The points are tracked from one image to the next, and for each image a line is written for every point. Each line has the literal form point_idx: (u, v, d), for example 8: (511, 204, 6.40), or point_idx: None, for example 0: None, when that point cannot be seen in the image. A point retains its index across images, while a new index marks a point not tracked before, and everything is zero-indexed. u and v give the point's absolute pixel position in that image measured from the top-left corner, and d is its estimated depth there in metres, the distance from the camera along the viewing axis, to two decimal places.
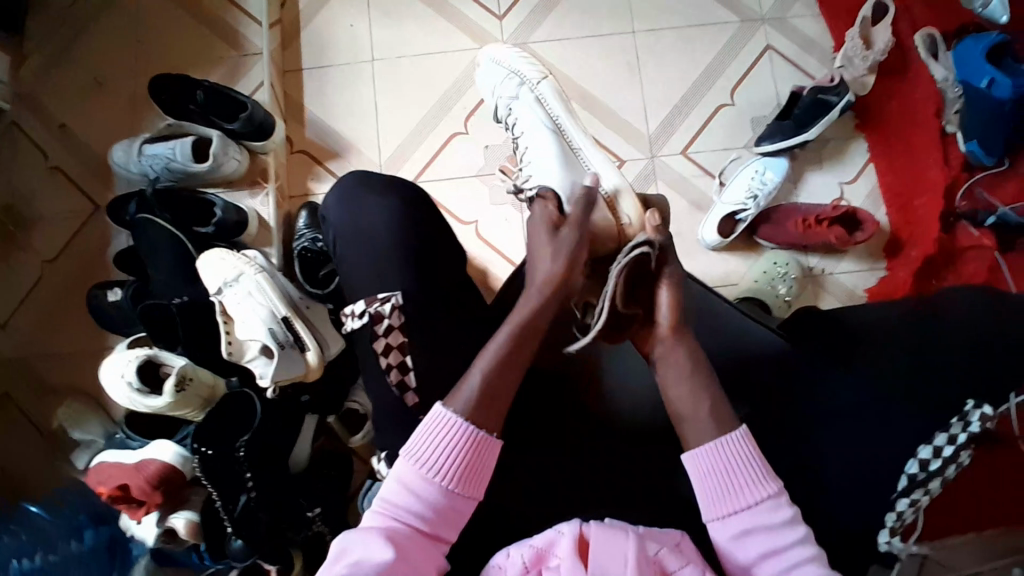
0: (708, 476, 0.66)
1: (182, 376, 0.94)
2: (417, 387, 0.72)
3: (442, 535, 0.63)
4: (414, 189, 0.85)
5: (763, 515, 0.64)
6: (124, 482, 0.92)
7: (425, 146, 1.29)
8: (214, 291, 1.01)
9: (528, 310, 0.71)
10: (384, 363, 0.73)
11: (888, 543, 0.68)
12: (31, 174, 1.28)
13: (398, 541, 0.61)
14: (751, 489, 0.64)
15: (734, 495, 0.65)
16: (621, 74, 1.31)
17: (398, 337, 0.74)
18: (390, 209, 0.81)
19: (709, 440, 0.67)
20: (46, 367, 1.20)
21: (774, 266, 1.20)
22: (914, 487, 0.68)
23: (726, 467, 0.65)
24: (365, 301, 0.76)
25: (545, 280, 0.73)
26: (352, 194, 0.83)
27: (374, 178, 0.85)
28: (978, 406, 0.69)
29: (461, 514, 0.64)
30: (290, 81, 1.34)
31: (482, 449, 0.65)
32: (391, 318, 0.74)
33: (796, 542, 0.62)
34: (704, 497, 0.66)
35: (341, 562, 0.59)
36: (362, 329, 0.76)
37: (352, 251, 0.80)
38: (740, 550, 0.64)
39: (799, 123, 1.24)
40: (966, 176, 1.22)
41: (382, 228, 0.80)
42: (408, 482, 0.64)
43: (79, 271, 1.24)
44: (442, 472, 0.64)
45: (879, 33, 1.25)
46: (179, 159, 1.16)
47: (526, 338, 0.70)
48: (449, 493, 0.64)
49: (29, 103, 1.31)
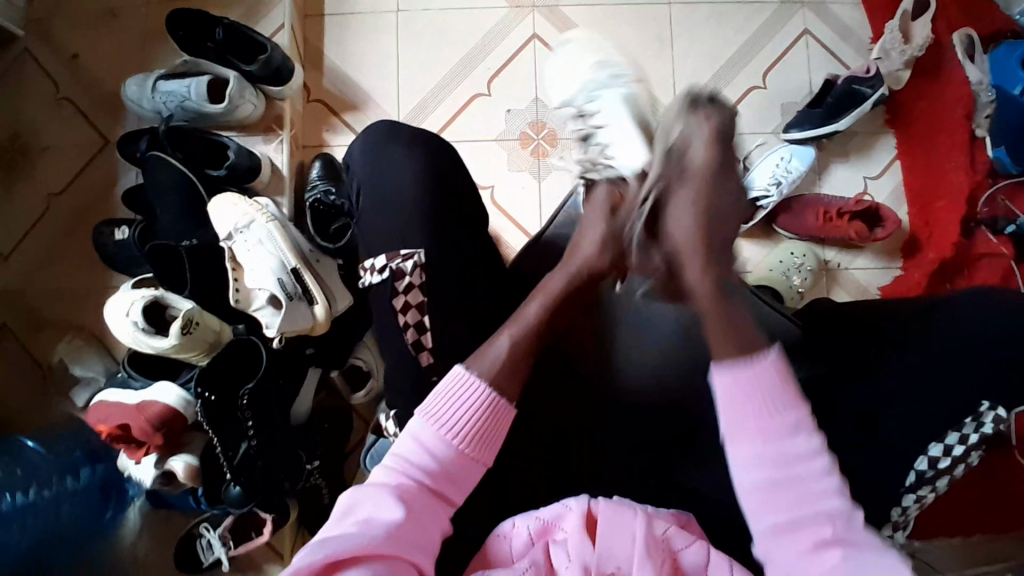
0: (738, 397, 0.64)
1: (189, 320, 0.93)
2: (433, 347, 0.72)
3: (450, 497, 0.63)
4: (442, 143, 0.82)
5: (788, 443, 0.62)
6: (126, 422, 0.93)
7: (446, 104, 1.26)
8: (224, 237, 0.99)
9: (559, 287, 0.72)
10: (401, 321, 0.72)
11: (891, 538, 0.73)
12: (41, 105, 1.24)
13: (409, 498, 0.61)
14: (781, 416, 0.63)
15: (764, 419, 0.63)
16: (652, 46, 1.28)
17: (418, 295, 0.72)
18: (417, 164, 0.79)
19: (733, 360, 0.64)
20: (48, 303, 1.19)
21: (791, 255, 1.19)
22: (922, 483, 0.70)
23: (756, 391, 0.63)
24: (387, 256, 0.74)
25: (582, 261, 0.74)
26: (380, 142, 0.82)
27: (407, 131, 0.82)
28: (992, 409, 0.70)
29: (471, 478, 0.64)
30: (310, 26, 1.29)
31: (500, 416, 0.65)
32: (412, 275, 0.73)
33: (821, 475, 0.62)
34: (724, 412, 0.64)
35: (348, 517, 0.60)
36: (381, 285, 0.74)
37: (376, 203, 0.78)
38: (752, 472, 0.62)
39: (830, 112, 1.21)
40: (988, 183, 1.20)
41: (408, 185, 0.78)
42: (427, 445, 0.63)
43: (86, 205, 1.22)
44: (464, 439, 0.64)
45: (919, 28, 1.21)
46: (194, 98, 1.12)
47: (534, 310, 0.70)
48: (465, 460, 0.64)
49: (42, 28, 1.26)
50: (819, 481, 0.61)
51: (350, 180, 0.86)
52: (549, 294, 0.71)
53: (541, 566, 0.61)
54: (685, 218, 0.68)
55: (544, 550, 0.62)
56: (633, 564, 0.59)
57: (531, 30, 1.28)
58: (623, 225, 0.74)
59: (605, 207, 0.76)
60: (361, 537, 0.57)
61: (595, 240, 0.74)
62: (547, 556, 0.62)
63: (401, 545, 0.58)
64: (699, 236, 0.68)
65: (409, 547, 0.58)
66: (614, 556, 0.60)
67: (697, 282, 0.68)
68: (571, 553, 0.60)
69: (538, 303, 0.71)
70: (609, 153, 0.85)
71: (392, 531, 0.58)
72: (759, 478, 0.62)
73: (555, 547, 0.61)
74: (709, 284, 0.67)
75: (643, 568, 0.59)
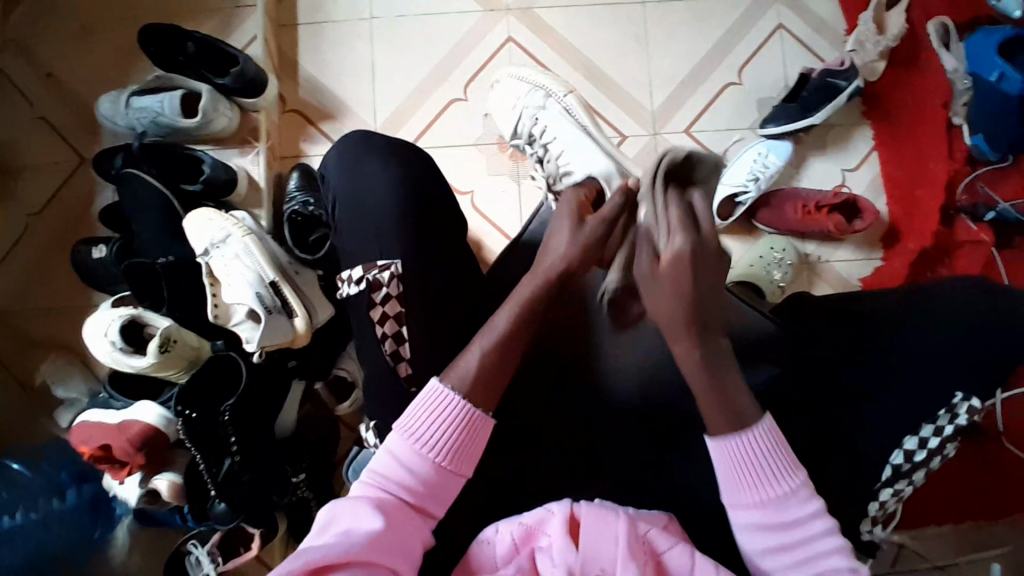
0: (731, 466, 0.64)
1: (167, 338, 0.93)
2: (411, 358, 0.72)
3: (430, 510, 0.64)
4: (423, 159, 0.82)
5: (783, 508, 0.63)
6: (106, 442, 0.92)
7: (424, 110, 1.26)
8: (201, 252, 0.98)
9: (530, 293, 0.69)
10: (378, 332, 0.72)
11: (870, 533, 0.71)
12: (15, 122, 1.24)
13: (387, 509, 0.61)
14: (774, 484, 0.63)
15: (761, 484, 0.63)
16: (627, 45, 1.28)
17: (396, 306, 0.73)
18: (396, 172, 0.78)
19: (733, 435, 0.64)
20: (31, 322, 1.18)
21: (770, 250, 1.19)
22: (899, 477, 0.70)
23: (750, 458, 0.63)
24: (364, 266, 0.75)
25: (551, 268, 0.70)
26: (353, 153, 0.81)
27: (378, 140, 0.82)
28: (966, 399, 0.72)
29: (450, 490, 0.65)
30: (285, 37, 1.28)
31: (475, 428, 0.65)
32: (389, 286, 0.73)
33: (822, 533, 0.62)
34: (722, 482, 0.65)
35: (326, 532, 0.59)
36: (359, 296, 0.74)
37: (354, 215, 0.77)
38: (752, 541, 0.63)
39: (805, 106, 1.22)
40: (967, 170, 1.20)
41: (388, 193, 0.77)
42: (407, 461, 0.63)
43: (65, 223, 1.21)
44: (440, 453, 0.64)
45: (893, 18, 1.22)
46: (167, 113, 1.11)
47: (504, 320, 0.68)
48: (441, 471, 0.64)
49: (15, 46, 1.25)
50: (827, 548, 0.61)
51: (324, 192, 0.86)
52: (517, 300, 0.69)
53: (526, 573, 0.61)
54: (666, 294, 0.63)
55: (530, 557, 0.62)
56: (617, 565, 0.59)
57: (505, 33, 1.28)
58: (593, 232, 0.71)
59: (571, 216, 0.72)
60: (341, 548, 0.57)
61: (567, 248, 0.71)
62: (531, 563, 0.62)
63: (381, 553, 0.58)
64: (683, 317, 0.63)
65: (388, 554, 0.59)
66: (597, 554, 0.60)
67: (682, 357, 0.65)
68: (555, 557, 0.60)
69: (509, 312, 0.68)
70: (571, 165, 0.95)
71: (371, 539, 0.58)
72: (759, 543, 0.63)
73: (540, 554, 0.61)
74: (701, 362, 0.64)
75: (627, 569, 0.59)
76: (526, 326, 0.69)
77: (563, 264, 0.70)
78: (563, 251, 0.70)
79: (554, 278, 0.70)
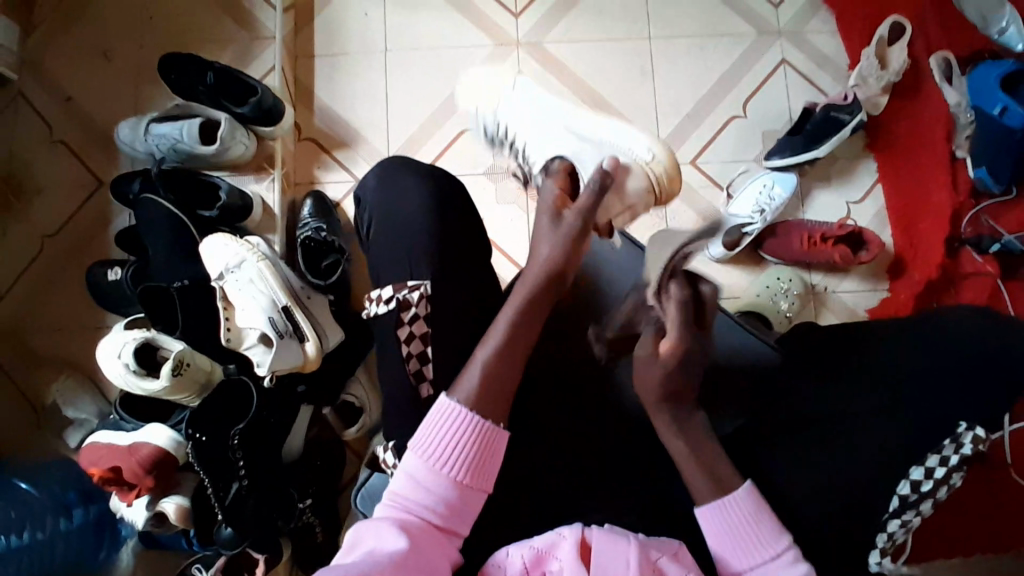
0: (721, 534, 0.66)
1: (180, 361, 0.94)
2: (433, 377, 0.73)
3: (454, 528, 0.64)
4: (448, 181, 0.83)
5: (777, 572, 0.64)
6: (116, 464, 0.92)
7: (435, 138, 1.29)
8: (216, 277, 0.99)
9: (527, 297, 0.70)
10: (404, 351, 0.73)
11: (880, 565, 0.69)
12: (36, 146, 1.27)
13: (411, 532, 0.61)
14: (762, 548, 0.65)
15: (751, 550, 0.65)
16: (634, 77, 1.31)
17: (422, 326, 0.73)
18: (419, 196, 0.80)
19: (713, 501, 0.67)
20: (44, 342, 1.20)
21: (777, 280, 1.20)
22: (905, 508, 0.69)
23: (737, 525, 0.66)
24: (393, 286, 0.76)
25: (542, 270, 0.71)
26: (388, 176, 0.83)
27: (414, 164, 0.84)
28: (970, 428, 0.69)
29: (473, 508, 0.65)
30: (302, 67, 1.32)
31: (491, 440, 0.66)
32: (418, 306, 0.74)
33: None
34: (719, 554, 0.67)
35: (354, 551, 0.61)
36: (388, 314, 0.75)
37: (379, 240, 0.80)
38: None
39: (810, 138, 1.23)
40: (972, 203, 1.22)
41: (412, 218, 0.79)
42: (426, 482, 0.64)
43: (80, 245, 1.23)
44: (458, 469, 0.64)
45: (895, 53, 1.24)
46: (186, 140, 1.14)
47: (505, 326, 0.69)
48: (460, 488, 0.64)
49: (39, 73, 1.29)
50: None
51: (358, 212, 0.86)
52: (521, 298, 0.70)
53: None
54: (650, 373, 0.71)
55: None
56: None
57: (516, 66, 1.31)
58: (569, 225, 0.72)
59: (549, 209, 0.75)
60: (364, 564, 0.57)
61: (553, 252, 0.72)
62: None
63: (406, 572, 0.58)
64: (661, 384, 0.70)
65: (414, 574, 0.58)
66: None
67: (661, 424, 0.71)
68: None
69: (509, 315, 0.70)
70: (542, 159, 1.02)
71: (397, 559, 0.58)
72: None
73: None
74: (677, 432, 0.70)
75: None
76: (528, 335, 0.70)
77: (553, 264, 0.72)
78: (548, 258, 0.72)
79: (543, 282, 0.71)
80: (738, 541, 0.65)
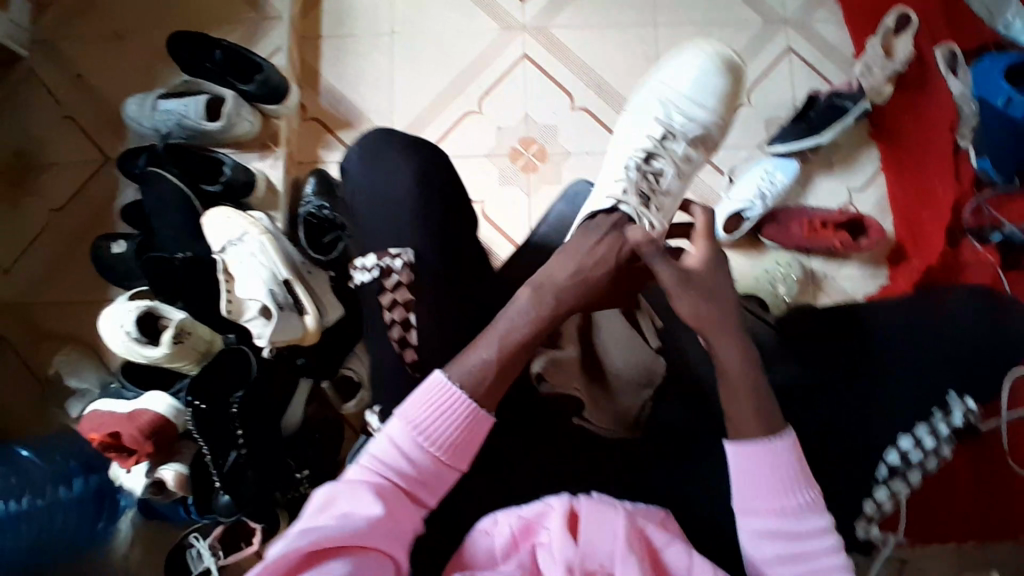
0: (750, 478, 0.67)
1: (180, 330, 0.96)
2: (417, 344, 0.73)
3: (421, 497, 0.65)
4: (442, 157, 0.83)
5: (794, 521, 0.66)
6: (116, 430, 0.94)
7: (440, 120, 1.29)
8: (219, 249, 1.01)
9: (536, 315, 0.71)
10: (387, 318, 0.74)
11: (866, 533, 0.73)
12: (43, 121, 1.28)
13: (385, 497, 0.62)
14: (790, 497, 0.66)
15: (776, 499, 0.66)
16: (638, 64, 1.31)
17: (405, 293, 0.74)
18: (414, 166, 0.80)
19: (754, 440, 0.67)
20: (46, 315, 1.21)
21: (776, 265, 1.21)
22: (894, 475, 0.74)
23: (770, 474, 0.67)
24: (376, 254, 0.76)
25: (561, 288, 0.73)
26: (374, 147, 0.82)
27: (400, 137, 0.83)
28: (959, 399, 0.76)
29: (444, 482, 0.66)
30: (308, 48, 1.33)
31: (476, 425, 0.66)
32: (401, 273, 0.75)
33: (827, 550, 0.65)
34: (740, 491, 0.68)
35: (326, 511, 0.60)
36: (370, 284, 0.75)
37: (366, 207, 0.80)
38: (761, 546, 0.66)
39: (812, 125, 1.24)
40: (975, 194, 1.18)
41: (408, 187, 0.79)
42: (409, 455, 0.64)
43: (85, 219, 1.25)
44: (441, 447, 0.65)
45: (901, 45, 1.25)
46: (192, 115, 1.15)
47: (514, 339, 0.69)
48: (436, 463, 0.65)
49: (47, 50, 1.31)
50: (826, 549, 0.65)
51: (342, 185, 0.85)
52: (531, 314, 0.71)
53: (526, 567, 0.63)
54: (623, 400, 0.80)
55: (527, 548, 0.64)
56: (615, 560, 0.61)
57: (521, 50, 1.32)
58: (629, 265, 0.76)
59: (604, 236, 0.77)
60: (339, 527, 0.58)
61: (575, 271, 0.74)
62: (530, 554, 0.64)
63: (376, 537, 0.59)
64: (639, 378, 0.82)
65: (385, 543, 0.60)
66: (598, 550, 0.61)
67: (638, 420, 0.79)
68: (555, 553, 0.62)
69: (522, 331, 0.70)
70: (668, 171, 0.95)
71: (371, 524, 0.60)
72: (773, 551, 0.66)
73: (540, 546, 0.63)
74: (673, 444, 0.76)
75: (626, 564, 0.60)
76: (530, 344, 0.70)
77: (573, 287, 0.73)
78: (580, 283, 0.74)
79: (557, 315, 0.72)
80: (768, 485, 0.67)
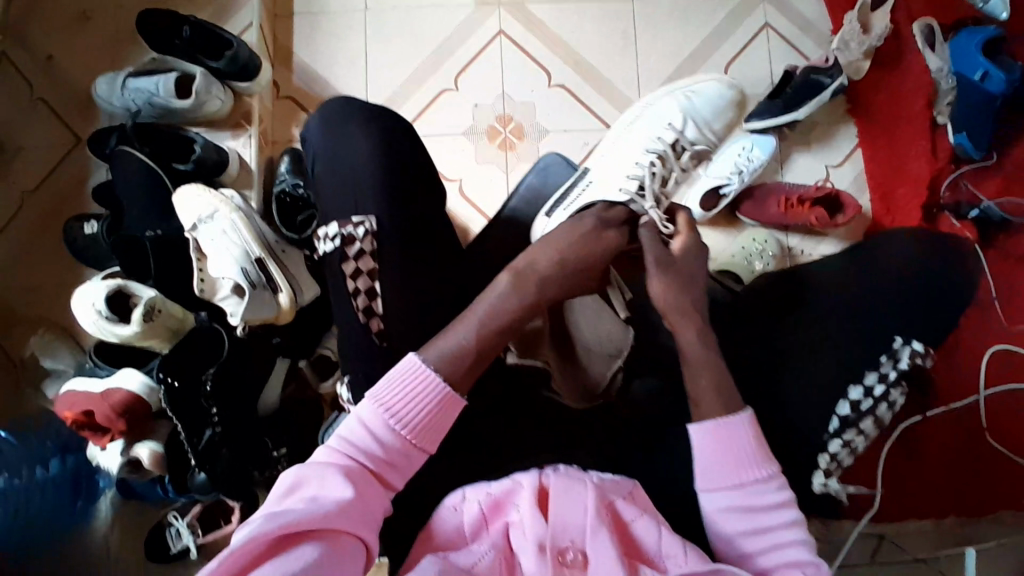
0: (711, 452, 0.67)
1: (151, 307, 0.94)
2: (382, 313, 0.73)
3: (392, 483, 0.64)
4: (403, 129, 0.82)
5: (755, 494, 0.66)
6: (90, 408, 0.94)
7: (416, 98, 1.28)
8: (189, 227, 0.99)
9: (516, 306, 0.72)
10: (351, 287, 0.74)
11: (824, 484, 0.85)
12: (13, 103, 1.26)
13: (356, 481, 0.61)
14: (750, 471, 0.66)
15: (736, 473, 0.66)
16: (614, 41, 1.30)
17: (369, 262, 0.74)
18: (375, 138, 0.80)
19: (715, 418, 0.68)
20: (22, 299, 1.20)
21: (753, 241, 1.20)
22: (846, 424, 0.84)
23: (729, 448, 0.67)
24: (338, 223, 0.76)
25: (547, 280, 0.75)
26: (335, 116, 0.82)
27: (361, 107, 0.83)
28: (907, 343, 0.85)
29: (414, 466, 0.65)
30: (281, 26, 1.31)
31: (449, 409, 0.67)
32: (363, 242, 0.74)
33: (783, 525, 0.65)
34: (699, 468, 0.67)
35: (292, 496, 0.59)
36: (332, 252, 0.75)
37: (328, 180, 0.79)
38: (723, 522, 0.66)
39: (789, 102, 1.23)
40: (953, 169, 1.21)
41: (368, 159, 0.78)
42: (381, 439, 0.64)
43: (58, 201, 1.24)
44: (414, 431, 0.65)
45: (877, 19, 1.23)
46: (162, 93, 1.14)
47: (497, 323, 0.71)
48: (409, 449, 0.65)
49: (16, 30, 1.28)
50: (784, 523, 0.65)
51: (306, 153, 0.85)
52: (510, 302, 0.72)
53: (499, 548, 0.63)
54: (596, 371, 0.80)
55: (499, 527, 0.64)
56: (588, 534, 0.62)
57: (497, 27, 1.30)
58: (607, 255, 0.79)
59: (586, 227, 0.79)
60: (311, 510, 0.56)
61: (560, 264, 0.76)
62: (502, 535, 0.64)
63: (349, 522, 0.58)
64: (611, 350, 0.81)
65: (357, 526, 0.58)
66: (566, 523, 0.62)
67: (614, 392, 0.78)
68: (526, 529, 0.62)
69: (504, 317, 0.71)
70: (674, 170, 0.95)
71: (342, 508, 0.58)
72: (733, 527, 0.65)
73: (512, 526, 0.63)
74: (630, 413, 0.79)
75: (597, 534, 0.61)
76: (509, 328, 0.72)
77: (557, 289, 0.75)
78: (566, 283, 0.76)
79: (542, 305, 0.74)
80: (728, 459, 0.67)
